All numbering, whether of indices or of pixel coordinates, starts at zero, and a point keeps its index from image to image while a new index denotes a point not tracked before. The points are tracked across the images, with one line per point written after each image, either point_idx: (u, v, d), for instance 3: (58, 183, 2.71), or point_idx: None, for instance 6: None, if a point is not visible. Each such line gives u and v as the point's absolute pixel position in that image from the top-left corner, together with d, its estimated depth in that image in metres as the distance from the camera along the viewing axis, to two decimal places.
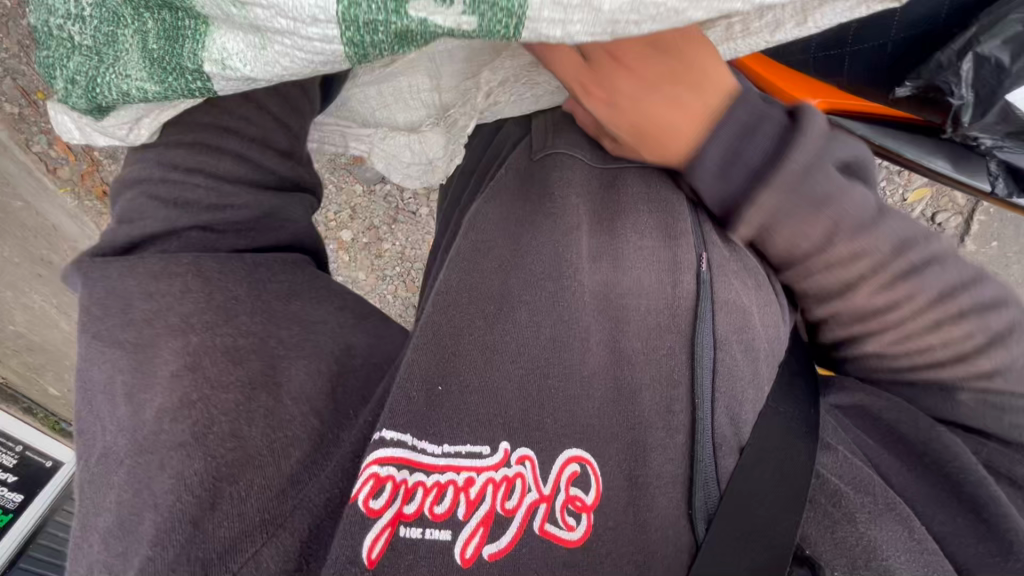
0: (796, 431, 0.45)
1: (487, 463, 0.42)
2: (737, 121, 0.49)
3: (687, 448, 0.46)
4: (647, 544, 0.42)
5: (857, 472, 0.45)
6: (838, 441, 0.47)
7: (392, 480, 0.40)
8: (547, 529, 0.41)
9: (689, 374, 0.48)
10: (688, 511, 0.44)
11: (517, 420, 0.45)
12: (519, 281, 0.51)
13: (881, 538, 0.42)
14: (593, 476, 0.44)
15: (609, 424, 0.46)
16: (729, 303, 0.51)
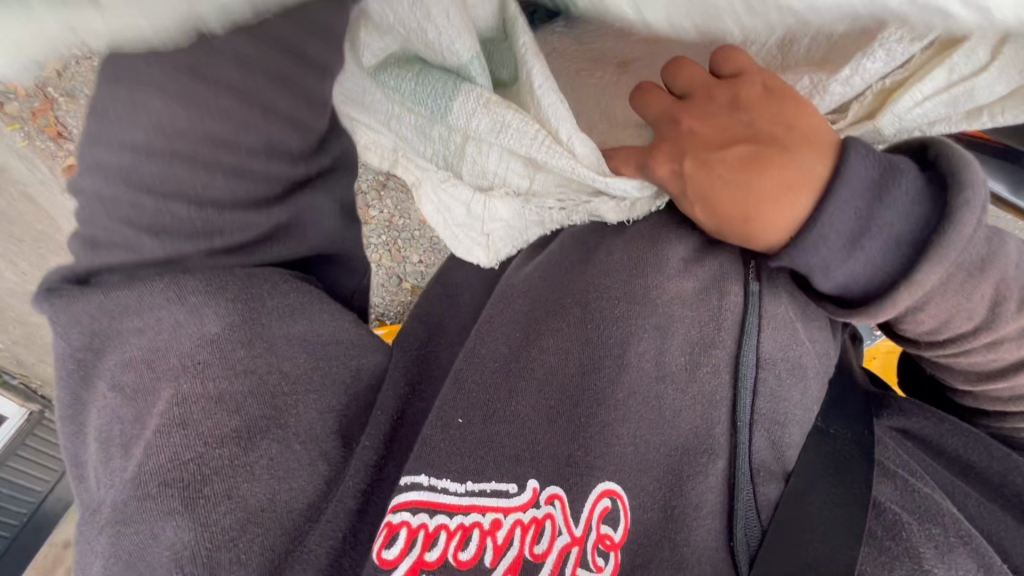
0: (855, 457, 0.42)
1: (514, 503, 0.38)
2: (863, 184, 0.35)
3: (730, 477, 0.40)
4: None
5: (927, 501, 0.40)
6: (904, 464, 0.43)
7: (408, 527, 0.36)
8: (578, 573, 0.36)
9: (731, 396, 0.42)
10: (728, 546, 0.39)
11: (546, 455, 0.40)
12: (545, 310, 0.46)
13: (947, 574, 0.36)
14: (623, 510, 0.38)
15: (644, 453, 0.40)
16: (775, 314, 0.44)
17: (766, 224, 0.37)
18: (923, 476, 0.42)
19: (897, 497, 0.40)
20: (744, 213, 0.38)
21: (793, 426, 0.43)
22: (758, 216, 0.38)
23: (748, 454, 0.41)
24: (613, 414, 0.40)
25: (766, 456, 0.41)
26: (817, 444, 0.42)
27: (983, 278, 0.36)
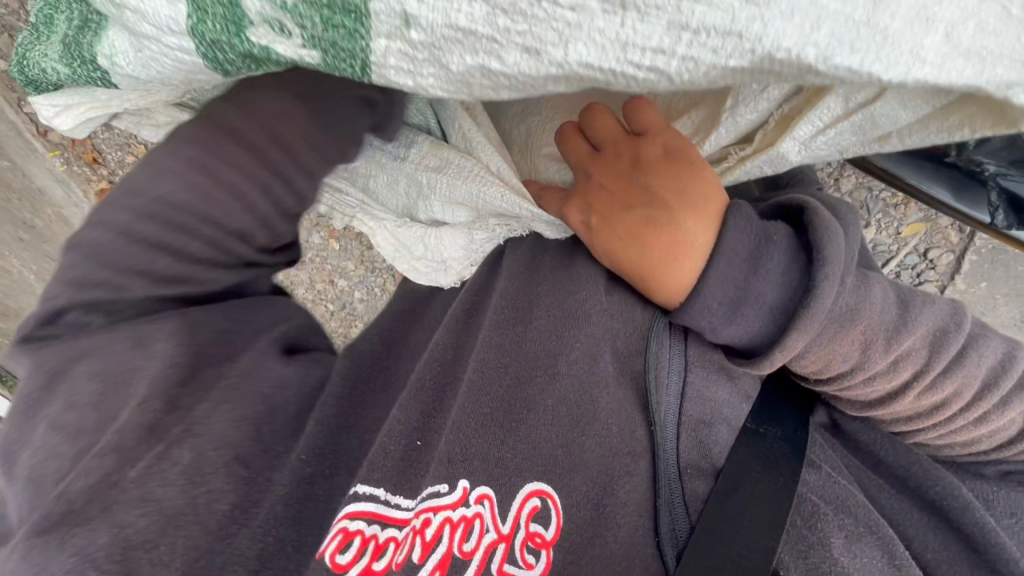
0: (781, 456, 0.44)
1: (445, 502, 0.42)
2: (739, 253, 0.41)
3: (656, 473, 0.43)
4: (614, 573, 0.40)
5: (846, 496, 0.43)
6: (822, 460, 0.45)
7: (359, 536, 0.40)
8: (505, 569, 0.40)
9: (644, 400, 0.45)
10: (654, 536, 0.42)
11: (480, 461, 0.44)
12: (489, 325, 0.50)
13: (855, 566, 0.39)
14: (555, 510, 0.42)
15: (572, 454, 0.44)
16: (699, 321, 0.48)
17: (660, 284, 0.43)
18: (848, 475, 0.45)
19: (818, 491, 0.43)
20: (644, 272, 0.44)
21: (720, 425, 0.46)
22: (659, 275, 0.43)
23: (674, 451, 0.44)
24: (546, 404, 0.45)
25: (692, 452, 0.44)
26: (748, 444, 0.45)
27: (852, 324, 0.40)
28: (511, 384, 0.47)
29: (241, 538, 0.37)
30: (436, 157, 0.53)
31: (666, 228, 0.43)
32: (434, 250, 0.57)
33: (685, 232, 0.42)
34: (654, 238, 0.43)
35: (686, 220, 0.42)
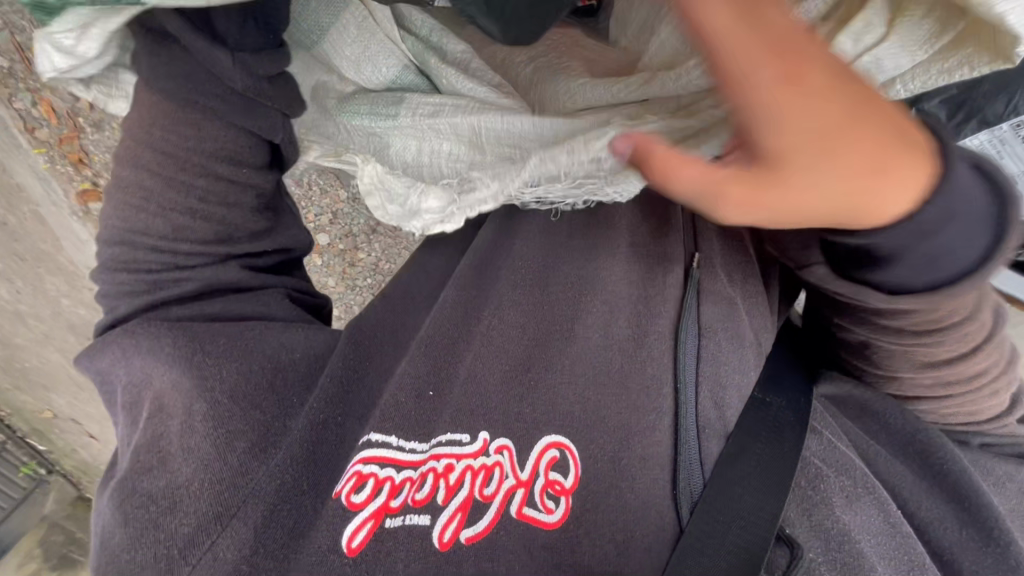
0: (785, 422, 0.47)
1: (466, 451, 0.44)
2: (932, 160, 0.35)
3: (674, 430, 0.46)
4: (627, 527, 0.42)
5: (846, 461, 0.46)
6: (824, 427, 0.49)
7: (374, 477, 0.41)
8: (526, 512, 0.41)
9: (672, 359, 0.49)
10: (671, 489, 0.44)
11: (499, 413, 0.46)
12: (511, 289, 0.54)
13: (854, 524, 0.42)
14: (573, 461, 0.44)
15: (591, 409, 0.46)
16: (713, 297, 0.52)
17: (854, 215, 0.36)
18: (848, 444, 0.48)
19: (821, 456, 0.46)
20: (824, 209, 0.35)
21: (731, 390, 0.49)
22: (882, 195, 0.35)
23: (690, 410, 0.47)
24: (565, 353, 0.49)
25: (707, 412, 0.47)
26: (755, 410, 0.47)
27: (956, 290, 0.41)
28: (532, 336, 0.49)
29: (261, 472, 0.41)
30: (429, 108, 0.58)
31: (862, 126, 0.33)
32: (417, 205, 0.56)
33: (882, 130, 0.34)
34: (854, 141, 0.33)
35: (880, 117, 0.33)
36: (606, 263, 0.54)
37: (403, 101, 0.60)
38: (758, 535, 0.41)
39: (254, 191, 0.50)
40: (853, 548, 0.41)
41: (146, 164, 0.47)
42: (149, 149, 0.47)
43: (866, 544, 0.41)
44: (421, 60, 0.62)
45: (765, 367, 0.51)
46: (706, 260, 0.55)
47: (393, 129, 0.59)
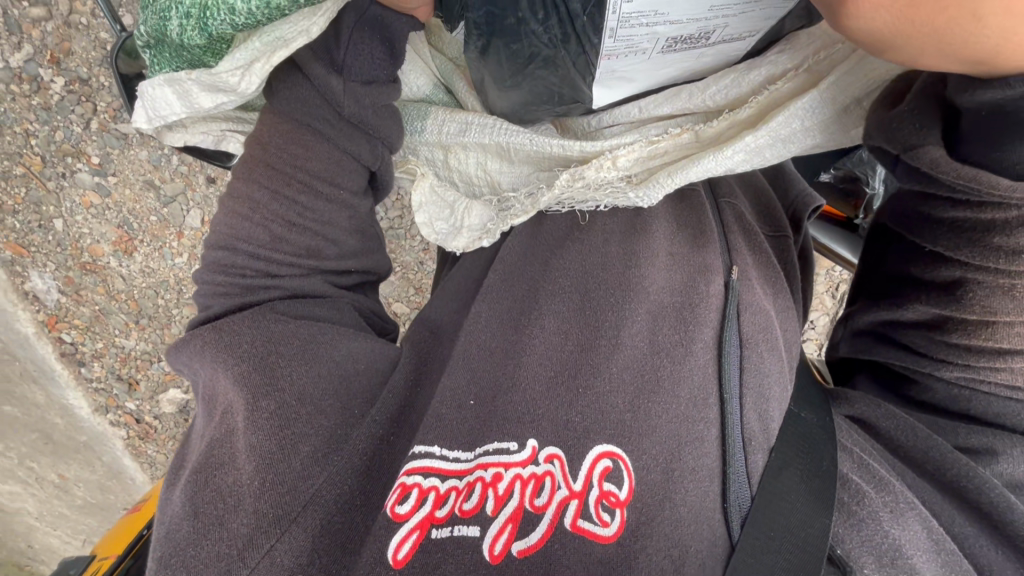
0: (824, 434, 0.47)
1: (515, 459, 0.42)
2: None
3: (723, 444, 0.44)
4: (682, 538, 0.39)
5: (885, 479, 0.45)
6: (854, 444, 0.48)
7: (418, 488, 0.41)
8: (581, 525, 0.38)
9: (716, 371, 0.48)
10: (721, 502, 0.42)
11: (546, 420, 0.43)
12: (547, 292, 0.53)
13: (904, 537, 0.42)
14: (626, 472, 0.41)
15: (640, 416, 0.44)
16: (752, 310, 0.52)
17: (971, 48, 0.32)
18: (880, 457, 0.48)
19: (860, 472, 0.45)
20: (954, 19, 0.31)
21: (772, 404, 0.48)
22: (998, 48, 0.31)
23: (736, 422, 0.45)
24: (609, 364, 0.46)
25: (751, 427, 0.46)
26: (795, 423, 0.47)
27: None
28: (571, 348, 0.48)
29: (321, 479, 0.42)
30: (458, 124, 0.60)
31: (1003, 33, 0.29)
32: (456, 219, 0.62)
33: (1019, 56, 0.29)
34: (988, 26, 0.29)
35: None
36: (647, 270, 0.53)
37: (431, 115, 0.61)
38: (809, 551, 0.40)
39: (349, 212, 0.52)
40: (903, 564, 0.40)
41: (259, 176, 0.50)
42: (264, 163, 0.50)
43: (913, 558, 0.41)
44: (450, 81, 0.62)
45: (797, 388, 0.52)
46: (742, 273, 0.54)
47: (421, 142, 0.63)
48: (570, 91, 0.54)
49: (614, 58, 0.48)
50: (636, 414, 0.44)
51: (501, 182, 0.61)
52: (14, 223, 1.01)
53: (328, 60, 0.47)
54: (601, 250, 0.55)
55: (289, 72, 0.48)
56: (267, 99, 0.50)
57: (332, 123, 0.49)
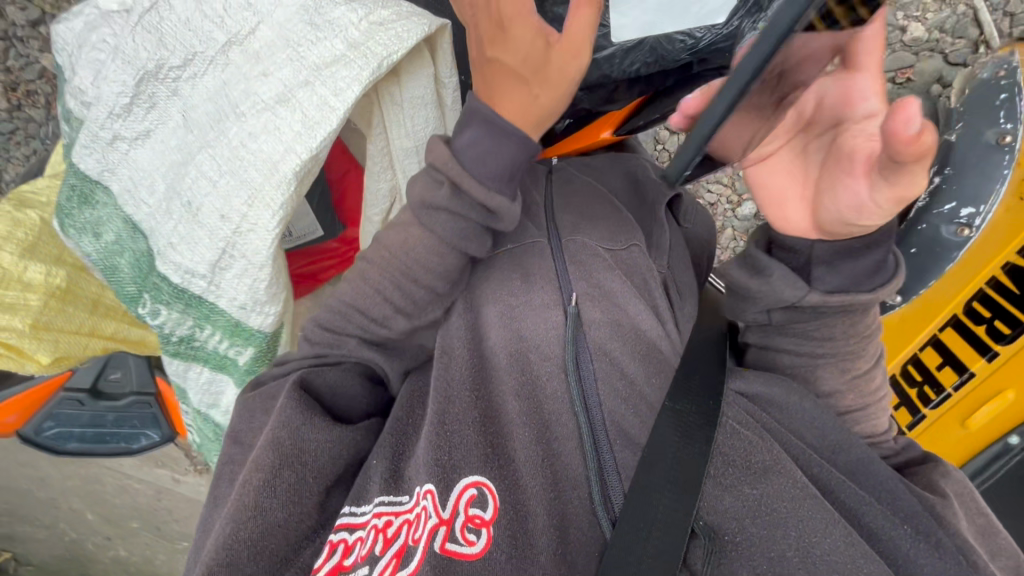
0: (699, 420, 0.49)
1: (403, 508, 0.46)
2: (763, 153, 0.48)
3: (582, 450, 0.49)
4: (569, 541, 0.45)
5: (754, 440, 0.49)
6: (729, 416, 0.51)
7: (343, 543, 0.44)
8: (449, 547, 0.43)
9: (567, 352, 0.53)
10: (588, 486, 0.48)
11: (437, 462, 0.47)
12: (495, 311, 0.57)
13: (769, 492, 0.46)
14: (493, 496, 0.46)
15: (527, 449, 0.49)
16: (597, 321, 0.55)
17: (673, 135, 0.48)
18: (755, 425, 0.51)
19: (736, 439, 0.49)
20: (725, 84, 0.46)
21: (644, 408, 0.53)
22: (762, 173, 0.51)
23: (590, 433, 0.50)
24: (494, 381, 0.54)
25: (607, 426, 0.51)
26: (671, 414, 0.49)
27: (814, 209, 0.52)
28: (469, 388, 0.53)
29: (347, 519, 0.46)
30: (178, 239, 0.57)
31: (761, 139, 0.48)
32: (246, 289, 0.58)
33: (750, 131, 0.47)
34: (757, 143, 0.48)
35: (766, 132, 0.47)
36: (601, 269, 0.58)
37: (144, 236, 0.59)
38: (673, 525, 0.44)
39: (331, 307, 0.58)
40: (759, 522, 0.45)
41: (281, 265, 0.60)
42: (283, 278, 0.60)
43: (786, 512, 0.45)
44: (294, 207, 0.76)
45: (677, 369, 0.55)
46: (591, 283, 0.57)
47: (161, 246, 0.59)
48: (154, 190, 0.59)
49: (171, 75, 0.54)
50: (500, 436, 0.51)
51: (201, 268, 0.58)
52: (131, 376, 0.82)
53: (207, 206, 0.56)
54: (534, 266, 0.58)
55: (197, 221, 0.57)
56: (207, 231, 0.57)
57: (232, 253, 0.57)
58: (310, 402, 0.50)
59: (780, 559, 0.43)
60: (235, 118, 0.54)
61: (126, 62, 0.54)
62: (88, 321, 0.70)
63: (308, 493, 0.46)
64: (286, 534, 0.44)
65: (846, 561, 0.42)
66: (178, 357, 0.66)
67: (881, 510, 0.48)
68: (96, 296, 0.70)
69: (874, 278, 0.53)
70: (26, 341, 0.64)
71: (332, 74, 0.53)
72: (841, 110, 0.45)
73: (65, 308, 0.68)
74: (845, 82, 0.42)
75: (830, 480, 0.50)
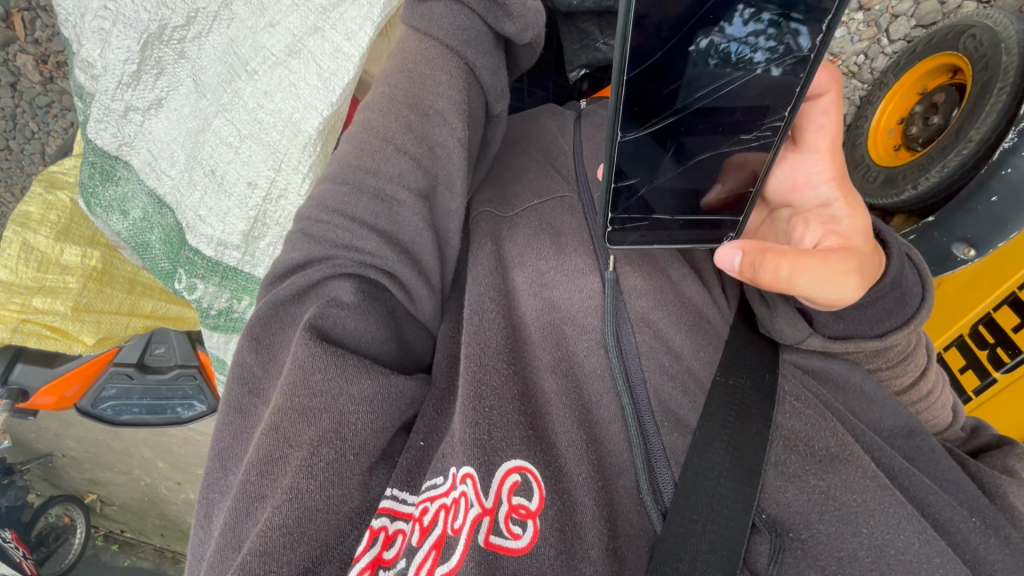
0: (752, 399, 0.43)
1: (440, 492, 0.39)
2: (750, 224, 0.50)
3: (627, 435, 0.43)
4: (618, 534, 0.39)
5: (818, 420, 0.43)
6: (789, 390, 0.45)
7: (385, 532, 0.36)
8: (493, 541, 0.36)
9: (608, 323, 0.46)
10: (635, 475, 0.42)
11: (474, 443, 0.40)
12: (526, 275, 0.51)
13: (837, 484, 0.40)
14: (537, 482, 0.40)
15: (569, 434, 0.43)
16: (637, 287, 0.48)
17: None
18: (815, 401, 0.44)
19: (798, 418, 0.43)
20: None
21: (695, 387, 0.46)
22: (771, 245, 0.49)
23: (635, 415, 0.43)
24: (528, 354, 0.48)
25: (653, 406, 0.44)
26: (722, 393, 0.44)
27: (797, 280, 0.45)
28: (505, 359, 0.46)
29: (383, 483, 0.39)
30: (204, 209, 0.57)
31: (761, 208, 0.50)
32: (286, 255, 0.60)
33: None
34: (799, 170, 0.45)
35: None
36: None
37: (170, 211, 0.58)
38: (731, 529, 0.38)
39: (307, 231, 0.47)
40: (831, 516, 0.39)
41: None
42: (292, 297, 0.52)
43: (857, 505, 0.39)
44: None
45: (731, 337, 0.47)
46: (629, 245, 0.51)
47: (185, 218, 0.58)
48: (157, 182, 0.57)
49: (179, 36, 0.52)
50: (539, 417, 0.44)
51: (233, 237, 0.58)
52: (177, 353, 0.87)
53: (223, 174, 0.56)
54: (560, 229, 0.52)
55: (228, 189, 0.56)
56: (239, 199, 0.56)
57: (261, 211, 0.57)
58: (339, 357, 0.39)
59: (851, 559, 0.37)
60: (248, 77, 0.53)
61: (128, 26, 0.50)
62: (127, 301, 0.74)
63: (350, 473, 0.37)
64: (326, 519, 0.35)
65: (921, 560, 0.37)
66: (217, 331, 0.64)
67: (950, 499, 0.41)
68: (130, 276, 0.75)
69: (883, 323, 0.44)
70: (69, 323, 0.68)
71: (351, 16, 0.52)
72: (791, 195, 0.49)
73: (102, 289, 0.71)
74: (792, 164, 0.48)
75: (921, 493, 0.41)
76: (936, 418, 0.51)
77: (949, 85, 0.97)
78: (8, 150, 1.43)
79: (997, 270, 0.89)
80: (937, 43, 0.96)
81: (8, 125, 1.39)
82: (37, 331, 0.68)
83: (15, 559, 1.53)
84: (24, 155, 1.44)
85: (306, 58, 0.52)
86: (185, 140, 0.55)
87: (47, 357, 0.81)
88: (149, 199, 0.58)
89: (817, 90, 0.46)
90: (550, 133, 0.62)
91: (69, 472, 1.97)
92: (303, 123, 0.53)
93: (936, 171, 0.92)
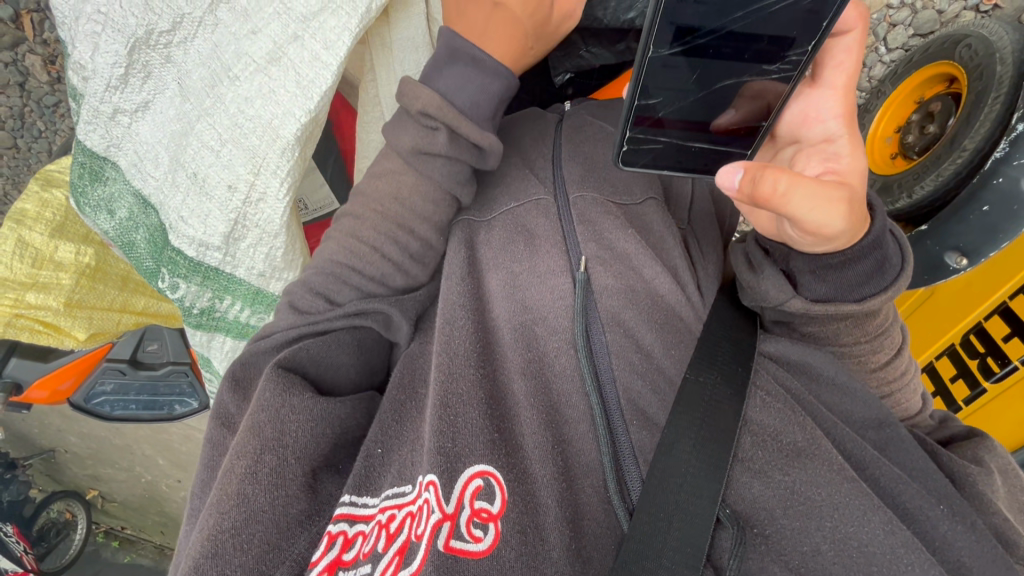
0: (723, 396, 0.44)
1: (406, 500, 0.40)
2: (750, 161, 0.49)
3: (595, 434, 0.43)
4: (582, 533, 0.40)
5: (787, 414, 0.43)
6: (761, 386, 0.45)
7: (343, 536, 0.38)
8: (453, 545, 0.37)
9: (580, 322, 0.47)
10: (603, 475, 0.42)
11: (439, 450, 0.41)
12: (501, 276, 0.52)
13: (804, 479, 0.40)
14: (500, 486, 0.40)
15: (536, 433, 0.43)
16: (609, 287, 0.49)
17: None
18: (785, 395, 0.45)
19: (768, 412, 0.44)
20: None
21: (665, 386, 0.46)
22: None
23: (603, 414, 0.43)
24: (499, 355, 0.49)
25: (622, 404, 0.44)
26: (691, 391, 0.44)
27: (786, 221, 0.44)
28: (473, 365, 0.46)
29: None
30: (184, 210, 0.58)
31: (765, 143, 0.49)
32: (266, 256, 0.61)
33: None
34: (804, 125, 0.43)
35: None
36: (616, 232, 0.52)
37: (155, 211, 0.59)
38: (696, 524, 0.39)
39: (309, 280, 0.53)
40: (796, 511, 0.39)
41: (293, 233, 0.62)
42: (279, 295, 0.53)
43: (821, 500, 0.39)
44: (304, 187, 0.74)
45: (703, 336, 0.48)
46: (601, 244, 0.51)
47: (167, 217, 0.59)
48: (141, 183, 0.59)
49: (162, 41, 0.53)
50: (506, 420, 0.45)
51: (213, 237, 0.59)
52: (169, 349, 0.89)
53: (203, 175, 0.57)
54: (537, 230, 0.53)
55: (207, 191, 0.57)
56: (217, 200, 0.57)
57: (240, 213, 0.58)
58: (290, 379, 0.44)
59: (815, 553, 0.38)
60: (230, 83, 0.54)
61: (115, 30, 0.51)
62: (119, 298, 0.76)
63: (292, 476, 0.40)
64: (273, 520, 0.38)
65: (886, 551, 0.37)
66: (200, 329, 0.68)
67: (919, 488, 0.42)
68: (123, 274, 0.77)
69: (863, 287, 0.44)
70: (61, 318, 0.69)
71: (329, 25, 0.53)
72: (800, 131, 0.47)
73: (95, 286, 0.73)
74: (805, 100, 0.46)
75: (892, 483, 0.41)
76: (905, 404, 0.52)
77: (945, 94, 0.97)
78: (16, 149, 1.46)
79: (987, 280, 0.89)
80: (933, 52, 0.96)
81: (16, 124, 1.42)
82: (29, 325, 0.69)
83: (15, 552, 1.55)
84: (32, 154, 1.46)
85: (285, 65, 0.53)
86: (168, 142, 0.56)
87: (41, 352, 0.83)
88: (135, 199, 0.60)
89: (844, 25, 0.44)
90: (530, 137, 0.62)
91: (71, 468, 1.99)
92: (282, 129, 0.55)
93: (930, 179, 0.92)
